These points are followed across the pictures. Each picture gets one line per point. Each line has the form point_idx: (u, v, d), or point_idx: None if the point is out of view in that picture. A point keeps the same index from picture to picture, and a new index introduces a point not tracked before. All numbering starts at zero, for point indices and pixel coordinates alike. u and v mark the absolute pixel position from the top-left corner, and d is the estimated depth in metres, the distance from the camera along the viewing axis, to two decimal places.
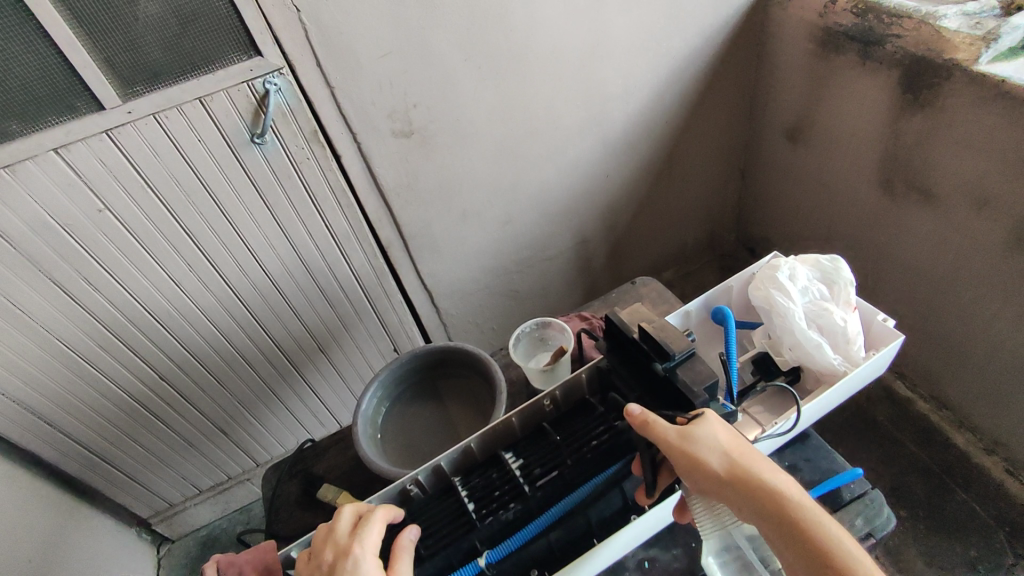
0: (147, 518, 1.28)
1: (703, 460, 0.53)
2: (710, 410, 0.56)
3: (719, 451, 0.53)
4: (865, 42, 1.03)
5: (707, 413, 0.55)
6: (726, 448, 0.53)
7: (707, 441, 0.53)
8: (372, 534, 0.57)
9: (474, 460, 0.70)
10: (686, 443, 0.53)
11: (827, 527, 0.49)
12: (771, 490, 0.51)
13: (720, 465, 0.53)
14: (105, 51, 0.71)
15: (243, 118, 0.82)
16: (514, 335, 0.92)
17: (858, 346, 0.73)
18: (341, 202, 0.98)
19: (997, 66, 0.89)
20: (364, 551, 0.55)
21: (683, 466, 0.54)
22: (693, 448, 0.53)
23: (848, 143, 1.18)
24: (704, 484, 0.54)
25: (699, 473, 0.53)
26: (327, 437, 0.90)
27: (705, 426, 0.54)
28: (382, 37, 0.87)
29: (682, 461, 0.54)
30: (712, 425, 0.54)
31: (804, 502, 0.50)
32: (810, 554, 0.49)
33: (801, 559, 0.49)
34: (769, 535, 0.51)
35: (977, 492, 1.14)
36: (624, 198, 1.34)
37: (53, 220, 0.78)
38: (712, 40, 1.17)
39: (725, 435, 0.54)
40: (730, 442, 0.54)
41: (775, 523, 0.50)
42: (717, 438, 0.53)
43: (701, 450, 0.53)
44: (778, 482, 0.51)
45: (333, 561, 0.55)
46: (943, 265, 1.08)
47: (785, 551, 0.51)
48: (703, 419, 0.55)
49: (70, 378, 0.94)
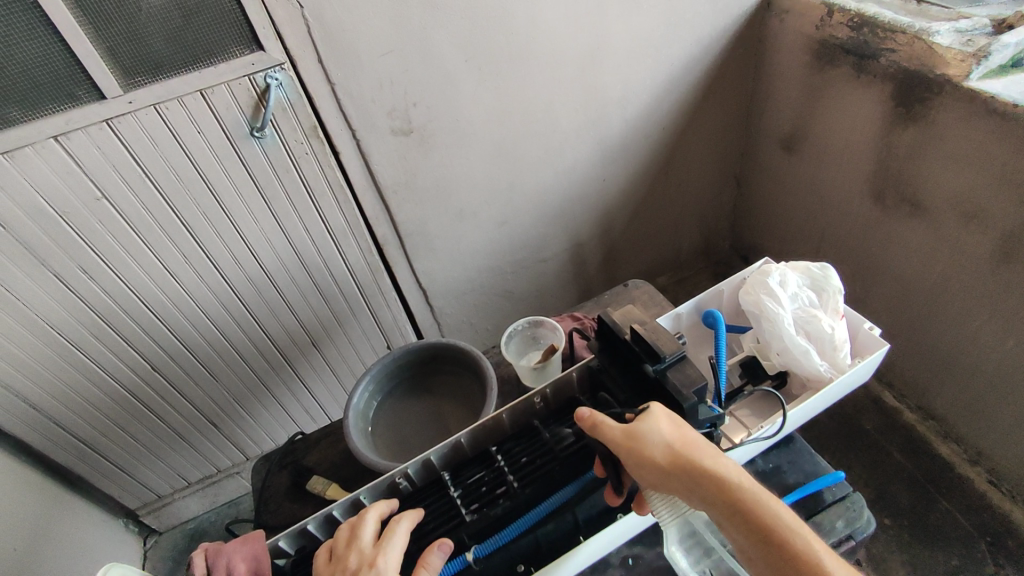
0: (135, 509, 1.28)
1: (647, 455, 0.53)
2: (657, 403, 0.56)
3: (665, 446, 0.53)
4: (860, 55, 1.05)
5: (653, 406, 0.55)
6: (670, 439, 0.53)
7: (651, 436, 0.53)
8: (396, 549, 0.56)
9: (464, 455, 0.70)
10: (631, 440, 0.54)
11: (774, 509, 0.49)
12: (715, 479, 0.51)
13: (665, 458, 0.53)
14: (108, 41, 0.72)
15: (243, 111, 0.82)
16: (506, 333, 0.93)
17: (844, 353, 0.74)
18: (338, 196, 0.99)
19: (987, 82, 0.90)
20: (388, 565, 0.55)
21: (632, 462, 0.55)
22: (637, 444, 0.54)
23: (842, 153, 1.19)
24: (652, 479, 0.54)
25: (647, 468, 0.54)
26: (318, 430, 0.90)
27: (650, 421, 0.54)
28: (384, 36, 0.88)
29: (630, 457, 0.54)
30: (657, 419, 0.54)
31: (746, 486, 0.50)
32: (757, 538, 0.49)
33: (751, 543, 0.50)
34: (719, 521, 0.52)
35: (960, 502, 1.15)
36: (620, 201, 1.35)
37: (50, 207, 0.78)
38: (710, 48, 1.18)
39: (671, 428, 0.54)
40: (675, 432, 0.53)
41: (722, 510, 0.51)
42: (658, 430, 0.53)
43: (646, 446, 0.53)
44: (719, 471, 0.51)
45: (356, 568, 0.55)
46: (931, 277, 1.10)
47: (734, 535, 0.51)
48: (649, 414, 0.55)
49: (62, 367, 0.94)
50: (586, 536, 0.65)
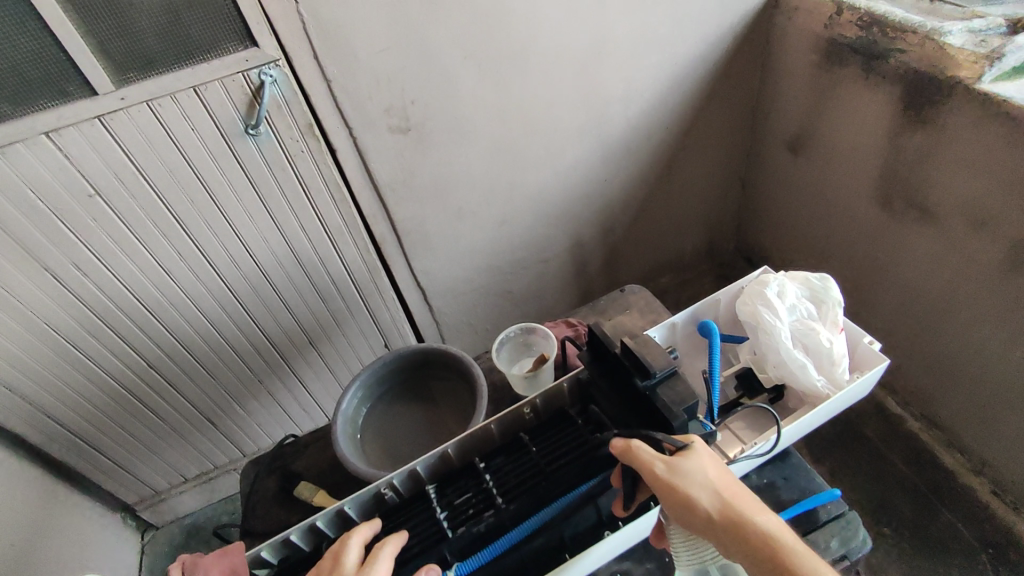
0: (132, 504, 1.28)
1: (692, 499, 0.51)
2: (698, 440, 0.55)
3: (703, 485, 0.52)
4: (868, 55, 1.02)
5: (695, 443, 0.54)
6: (712, 481, 0.52)
7: (692, 473, 0.52)
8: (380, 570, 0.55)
9: (451, 467, 0.69)
10: (670, 474, 0.52)
11: (814, 565, 0.48)
12: (753, 525, 0.50)
13: (711, 506, 0.51)
14: (100, 36, 0.71)
15: (238, 109, 0.81)
16: (498, 340, 0.91)
17: (843, 368, 0.72)
18: (334, 196, 0.98)
19: (1001, 85, 0.87)
20: None
21: (665, 497, 0.53)
22: (675, 478, 0.52)
23: (849, 155, 1.16)
24: (690, 523, 0.52)
25: (682, 506, 0.52)
26: (309, 434, 0.89)
27: (690, 457, 0.53)
28: (381, 34, 0.86)
29: (664, 491, 0.52)
30: (699, 457, 0.53)
31: (786, 538, 0.49)
32: None
33: None
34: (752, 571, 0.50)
35: (962, 513, 1.13)
36: (621, 202, 1.33)
37: (41, 203, 0.77)
38: (717, 46, 1.16)
39: (711, 468, 0.53)
40: (721, 478, 0.52)
41: (758, 558, 0.49)
42: (702, 470, 0.52)
43: (685, 483, 0.52)
44: (771, 527, 0.49)
45: None
46: (938, 284, 1.07)
47: None
48: (690, 449, 0.53)
49: (57, 363, 0.94)
50: (571, 554, 0.65)
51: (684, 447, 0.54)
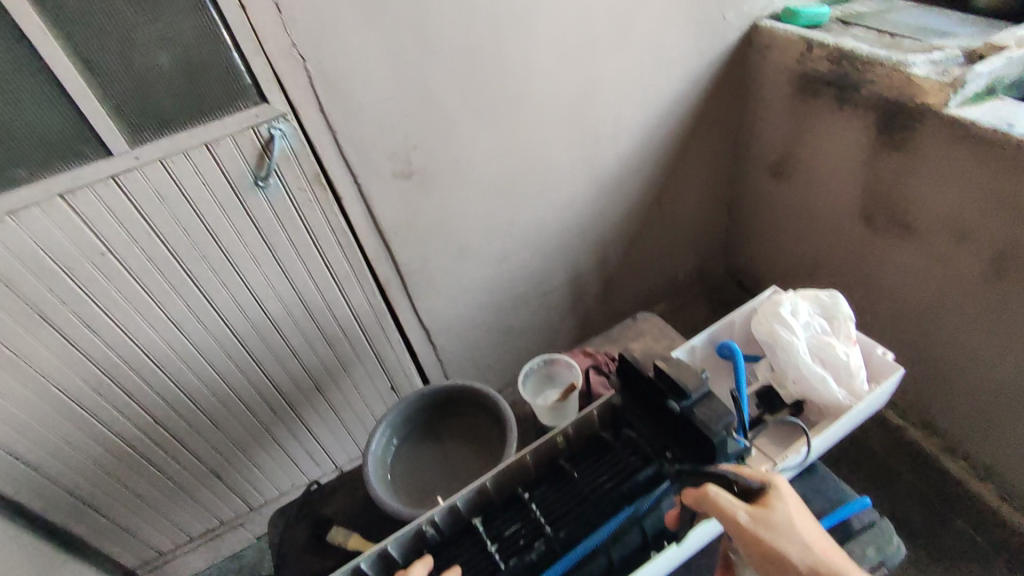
0: (134, 570, 1.22)
1: (783, 553, 0.53)
2: (778, 484, 0.58)
3: (787, 529, 0.54)
4: (842, 86, 1.10)
5: (776, 488, 0.57)
6: (795, 525, 0.54)
7: (777, 517, 0.55)
8: None
9: (490, 500, 0.69)
10: (754, 518, 0.54)
11: None
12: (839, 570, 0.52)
13: (802, 560, 0.53)
14: (117, 99, 0.73)
15: (247, 161, 0.84)
16: (524, 370, 0.92)
17: (861, 378, 0.76)
18: (342, 242, 1.00)
19: (966, 110, 0.94)
20: None
21: (750, 542, 0.54)
22: (760, 523, 0.54)
23: (829, 178, 1.23)
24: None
25: (767, 550, 0.54)
26: (334, 479, 0.88)
27: (773, 502, 0.56)
28: (385, 85, 0.90)
29: (749, 536, 0.54)
30: (782, 502, 0.56)
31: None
32: None
33: None
34: None
35: (972, 518, 1.16)
36: (616, 233, 1.37)
37: (55, 264, 0.78)
38: (697, 83, 1.23)
39: (794, 513, 0.55)
40: (805, 527, 0.55)
41: None
42: (786, 515, 0.55)
43: (770, 527, 0.54)
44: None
45: None
46: (925, 296, 1.13)
47: None
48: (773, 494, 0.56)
49: (63, 424, 0.92)
50: None
51: (766, 493, 0.57)
